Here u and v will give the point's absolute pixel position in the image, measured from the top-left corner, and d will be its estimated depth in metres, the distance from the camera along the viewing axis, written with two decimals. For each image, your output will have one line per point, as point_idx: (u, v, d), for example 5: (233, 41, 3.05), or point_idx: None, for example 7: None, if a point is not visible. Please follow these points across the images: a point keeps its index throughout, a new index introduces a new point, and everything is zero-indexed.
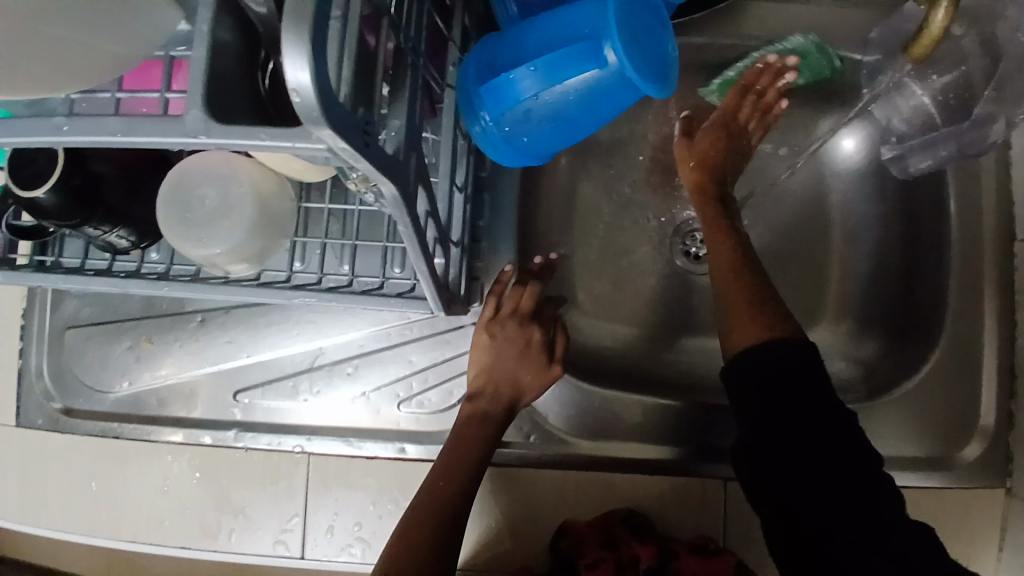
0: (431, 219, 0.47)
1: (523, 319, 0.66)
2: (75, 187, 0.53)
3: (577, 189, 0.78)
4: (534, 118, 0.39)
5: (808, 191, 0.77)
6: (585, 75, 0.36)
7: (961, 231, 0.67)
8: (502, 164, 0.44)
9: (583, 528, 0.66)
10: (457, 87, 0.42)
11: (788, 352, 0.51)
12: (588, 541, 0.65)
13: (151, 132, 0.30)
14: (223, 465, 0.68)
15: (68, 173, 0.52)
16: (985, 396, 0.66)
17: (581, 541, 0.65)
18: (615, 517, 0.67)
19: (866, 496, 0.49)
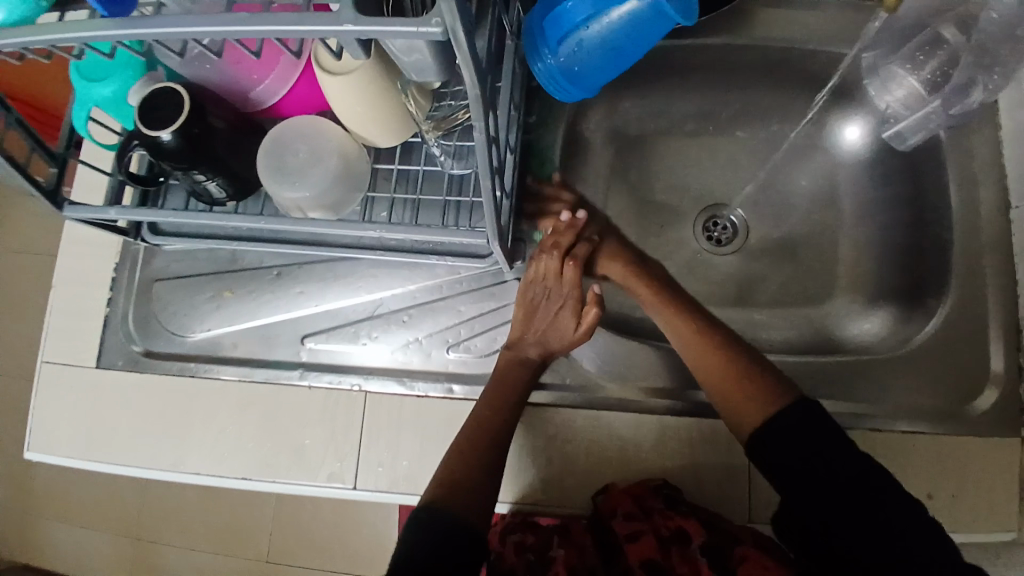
0: (495, 146, 0.56)
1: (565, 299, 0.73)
2: (193, 135, 0.63)
3: (610, 175, 0.87)
4: (586, 47, 0.49)
5: (816, 178, 0.86)
6: (627, 6, 0.46)
7: (959, 200, 0.73)
8: (562, 99, 0.55)
9: (620, 493, 0.70)
10: (526, 28, 0.52)
11: (796, 424, 0.60)
12: (625, 505, 0.70)
13: (308, 21, 0.40)
14: (285, 402, 0.74)
15: (190, 122, 0.62)
16: (993, 348, 0.70)
17: (614, 504, 0.70)
18: (652, 487, 0.70)
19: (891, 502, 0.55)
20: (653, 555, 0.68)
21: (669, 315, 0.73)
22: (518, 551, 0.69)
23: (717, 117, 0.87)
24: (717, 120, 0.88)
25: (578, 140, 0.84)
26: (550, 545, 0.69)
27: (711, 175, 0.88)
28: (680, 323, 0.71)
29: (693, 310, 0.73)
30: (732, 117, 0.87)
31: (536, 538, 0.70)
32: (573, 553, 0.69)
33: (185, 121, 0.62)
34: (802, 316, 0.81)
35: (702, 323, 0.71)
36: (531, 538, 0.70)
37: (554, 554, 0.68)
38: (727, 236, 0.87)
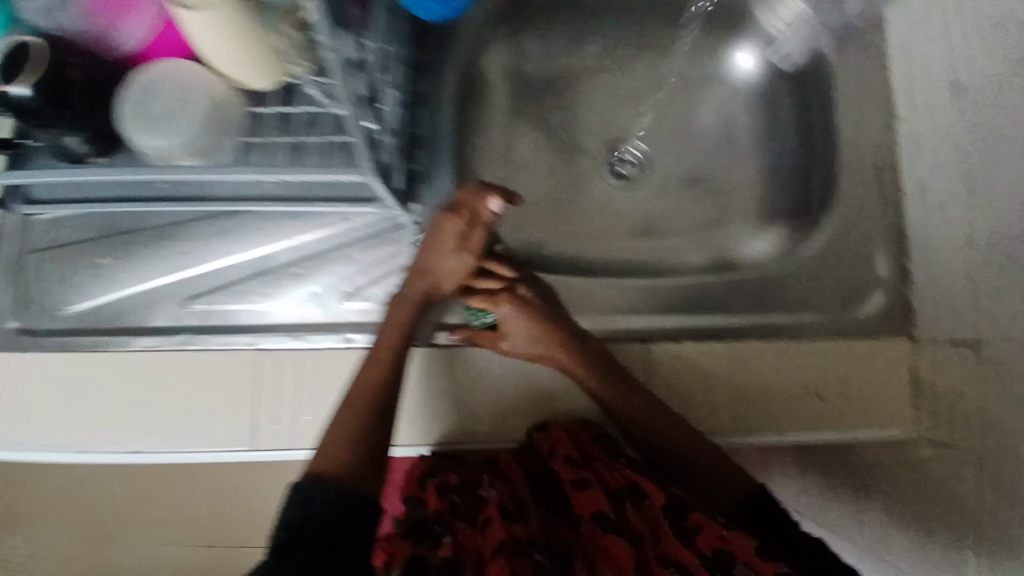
0: (357, 72, 0.52)
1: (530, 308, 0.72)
2: (46, 88, 0.58)
3: (511, 113, 0.85)
4: None
5: (715, 107, 0.86)
6: None
7: (846, 110, 0.74)
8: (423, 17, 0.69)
9: (559, 433, 0.70)
10: None
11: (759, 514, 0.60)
12: (565, 447, 0.69)
13: None
14: (175, 368, 0.70)
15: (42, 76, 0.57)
16: (879, 256, 0.72)
17: (555, 442, 0.70)
18: (588, 430, 0.72)
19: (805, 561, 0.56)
20: (603, 508, 0.64)
21: (590, 378, 0.70)
22: (439, 492, 0.66)
23: (615, 51, 0.86)
24: (615, 52, 0.87)
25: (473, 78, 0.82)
26: (477, 484, 0.67)
27: (613, 109, 0.86)
28: (606, 386, 0.69)
29: (612, 369, 0.70)
30: (630, 50, 0.86)
31: (459, 477, 0.67)
32: (505, 492, 0.66)
33: (42, 76, 0.57)
34: (705, 243, 0.82)
35: (618, 388, 0.69)
36: (453, 479, 0.67)
37: (485, 495, 0.65)
38: (631, 169, 0.86)
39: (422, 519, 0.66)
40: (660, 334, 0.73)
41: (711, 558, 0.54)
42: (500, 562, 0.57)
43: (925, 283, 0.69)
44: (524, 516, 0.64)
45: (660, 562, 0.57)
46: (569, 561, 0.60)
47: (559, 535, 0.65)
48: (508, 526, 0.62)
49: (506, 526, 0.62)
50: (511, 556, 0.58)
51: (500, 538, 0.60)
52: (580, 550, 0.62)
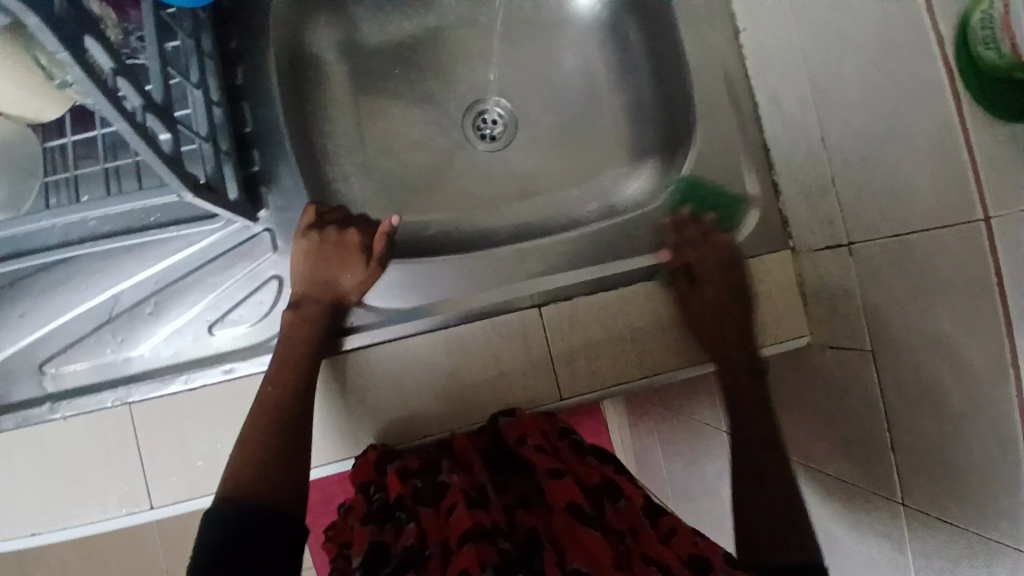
0: (127, 81, 0.47)
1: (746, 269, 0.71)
2: None
3: (359, 96, 0.80)
4: None
5: (567, 50, 0.83)
6: None
7: (690, 35, 0.73)
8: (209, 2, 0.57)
9: (526, 420, 0.66)
10: None
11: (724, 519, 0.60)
12: (534, 436, 0.65)
13: None
14: (42, 443, 0.64)
15: None
16: (748, 174, 0.72)
17: (522, 429, 0.65)
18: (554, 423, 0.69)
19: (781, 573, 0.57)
20: (577, 499, 0.60)
21: (556, 367, 0.68)
22: (400, 478, 0.63)
23: (455, 8, 0.82)
24: (452, 9, 0.82)
25: (306, 64, 0.76)
26: (438, 474, 0.64)
27: (466, 71, 0.83)
28: (566, 370, 0.68)
29: (569, 351, 0.69)
30: (468, 6, 0.82)
31: (421, 464, 0.65)
32: (466, 479, 0.63)
33: None
34: (585, 192, 0.80)
35: (585, 365, 0.68)
36: (414, 463, 0.65)
37: (444, 480, 0.63)
38: (499, 130, 0.83)
39: (386, 503, 0.64)
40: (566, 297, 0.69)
41: (689, 562, 0.54)
42: (465, 549, 0.54)
43: (793, 193, 0.70)
44: (488, 503, 0.61)
45: (638, 561, 0.55)
46: (536, 546, 0.57)
47: (521, 519, 0.61)
48: (474, 513, 0.58)
49: (471, 513, 0.58)
50: (474, 542, 0.54)
51: (467, 525, 0.56)
52: (546, 535, 0.59)
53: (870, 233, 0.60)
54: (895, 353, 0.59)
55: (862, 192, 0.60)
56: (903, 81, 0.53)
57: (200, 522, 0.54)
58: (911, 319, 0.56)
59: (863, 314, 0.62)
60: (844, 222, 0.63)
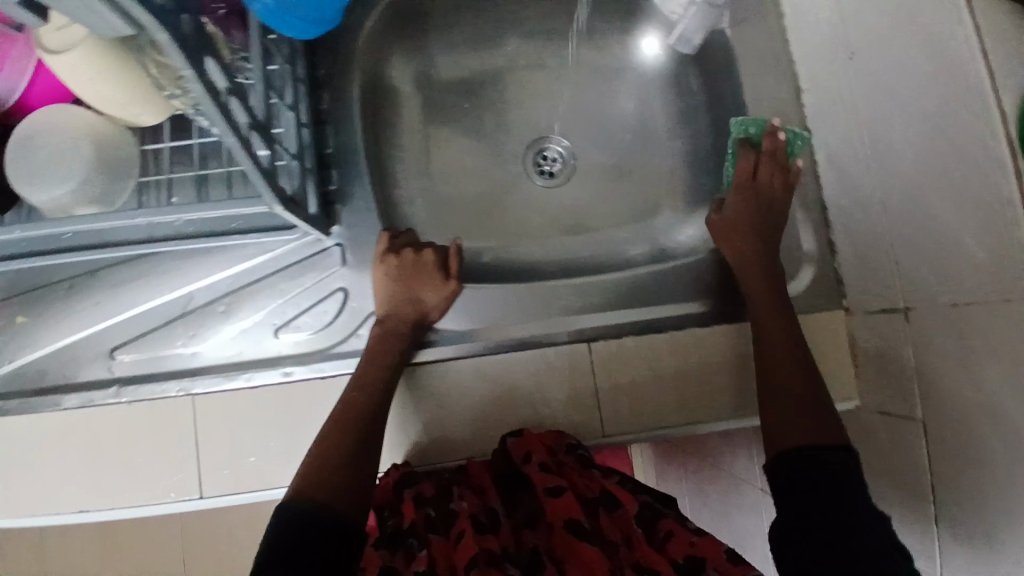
0: (237, 99, 0.51)
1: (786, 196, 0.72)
2: None
3: (429, 126, 0.84)
4: None
5: (631, 97, 0.86)
6: None
7: (754, 91, 0.75)
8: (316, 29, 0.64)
9: (535, 440, 0.66)
10: None
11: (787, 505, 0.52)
12: (540, 453, 0.66)
13: None
14: (106, 424, 0.67)
15: None
16: (803, 229, 0.73)
17: (528, 446, 0.66)
18: (563, 439, 0.68)
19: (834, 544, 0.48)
20: (575, 514, 0.63)
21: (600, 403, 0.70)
22: (412, 504, 0.64)
23: (527, 50, 0.86)
24: (524, 51, 0.86)
25: (383, 92, 0.81)
26: (449, 496, 0.65)
27: (531, 109, 0.87)
28: (610, 406, 0.70)
29: (615, 387, 0.70)
30: (540, 48, 0.86)
31: (435, 490, 0.66)
32: (475, 503, 0.65)
33: None
34: (638, 233, 0.82)
35: (627, 404, 0.70)
36: (429, 490, 0.66)
37: (455, 507, 0.64)
38: (557, 167, 0.86)
39: (398, 530, 0.64)
40: (617, 334, 0.71)
41: (685, 563, 0.58)
42: None
43: (848, 251, 0.70)
44: (497, 527, 0.63)
45: (632, 569, 0.60)
46: (539, 566, 0.60)
47: (528, 541, 0.64)
48: (481, 538, 0.60)
49: (480, 538, 0.60)
50: (483, 569, 0.57)
51: (474, 551, 0.58)
52: (549, 553, 0.62)
53: (927, 297, 0.60)
54: (946, 419, 0.58)
55: (920, 257, 0.60)
56: (968, 154, 0.53)
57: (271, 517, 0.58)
58: (965, 388, 0.55)
59: (914, 379, 0.62)
60: (901, 285, 0.63)
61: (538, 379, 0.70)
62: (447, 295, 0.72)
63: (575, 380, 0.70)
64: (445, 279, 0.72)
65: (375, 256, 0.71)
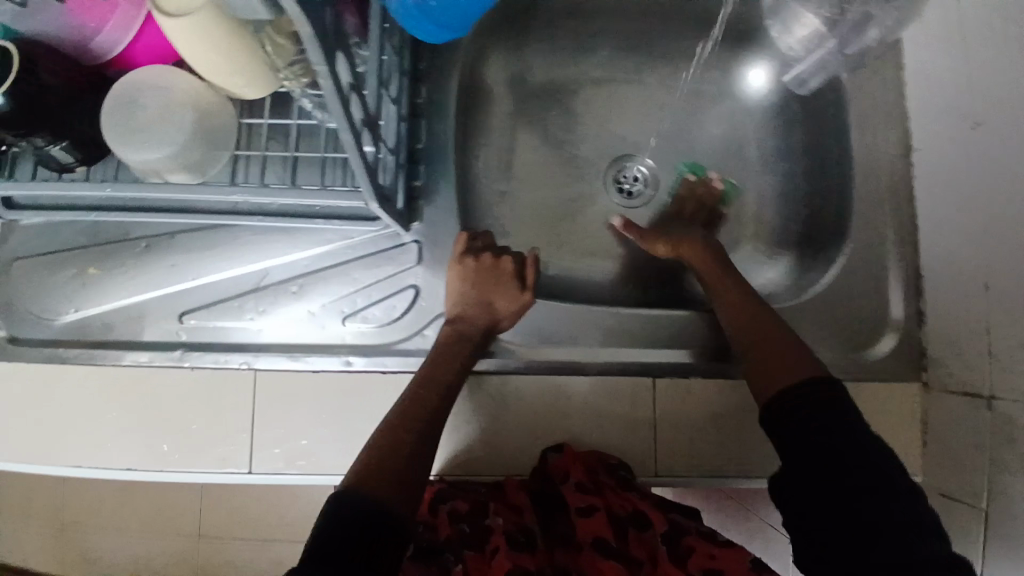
0: (356, 96, 0.50)
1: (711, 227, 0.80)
2: (26, 96, 0.55)
3: (515, 129, 0.83)
4: None
5: (725, 126, 0.83)
6: None
7: (861, 143, 0.73)
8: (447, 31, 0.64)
9: (575, 458, 0.67)
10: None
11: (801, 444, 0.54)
12: (575, 471, 0.66)
13: None
14: (166, 386, 0.68)
15: (21, 81, 0.54)
16: (893, 293, 0.71)
17: (567, 466, 0.67)
18: (605, 460, 0.67)
19: (831, 467, 0.52)
20: (604, 534, 0.64)
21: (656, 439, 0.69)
22: (449, 521, 0.65)
23: (626, 63, 0.83)
24: (623, 63, 0.83)
25: (476, 89, 0.79)
26: (484, 511, 0.65)
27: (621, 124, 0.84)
28: (666, 444, 0.69)
29: (674, 426, 0.69)
30: (640, 62, 0.83)
31: (469, 505, 0.66)
32: (511, 518, 0.65)
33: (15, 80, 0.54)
34: None
35: (684, 444, 0.68)
36: (464, 506, 0.66)
37: (491, 523, 0.64)
38: (638, 187, 0.84)
39: (434, 544, 0.65)
40: (684, 373, 0.70)
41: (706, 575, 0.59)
42: None
43: (936, 324, 0.68)
44: (533, 546, 0.63)
45: None
46: None
47: (560, 561, 0.65)
48: (514, 554, 0.60)
49: (513, 555, 0.60)
50: None
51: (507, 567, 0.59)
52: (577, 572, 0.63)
53: (1016, 393, 0.58)
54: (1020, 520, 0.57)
55: (1017, 349, 0.58)
56: None
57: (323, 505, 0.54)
58: None
59: (988, 470, 0.60)
60: (989, 374, 0.61)
61: (597, 405, 0.69)
62: (521, 306, 0.69)
63: (633, 412, 0.69)
64: (521, 290, 0.70)
65: (450, 257, 0.71)
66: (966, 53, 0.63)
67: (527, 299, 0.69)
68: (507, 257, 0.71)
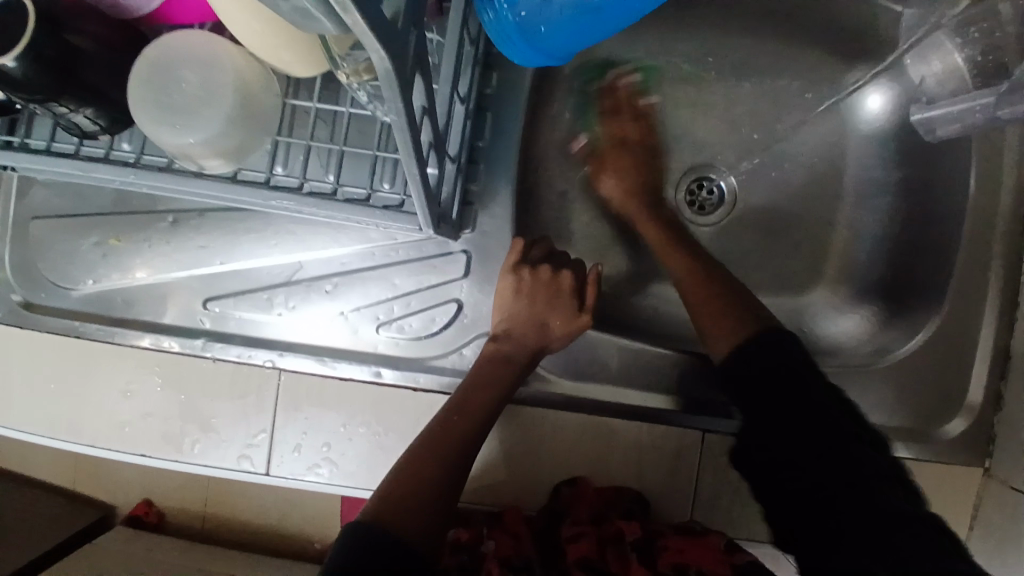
0: (427, 118, 0.43)
1: (721, 139, 0.75)
2: (49, 59, 0.47)
3: (585, 125, 0.74)
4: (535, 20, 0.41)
5: (820, 149, 0.74)
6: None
7: (978, 199, 0.64)
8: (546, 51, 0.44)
9: (590, 494, 0.63)
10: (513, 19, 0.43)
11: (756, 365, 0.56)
12: (578, 509, 0.63)
13: None
14: (189, 374, 0.64)
15: (41, 41, 0.46)
16: (974, 371, 0.64)
17: (574, 500, 0.63)
18: (625, 495, 0.64)
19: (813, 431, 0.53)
20: (589, 554, 0.60)
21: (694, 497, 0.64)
22: (450, 551, 0.62)
23: (721, 62, 0.74)
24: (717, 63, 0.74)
25: (550, 77, 0.70)
26: (481, 538, 0.62)
27: (703, 131, 0.75)
28: (704, 503, 0.64)
29: (714, 487, 0.64)
30: (736, 64, 0.74)
31: (471, 534, 0.63)
32: (507, 544, 0.61)
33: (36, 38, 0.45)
34: (778, 309, 0.73)
35: (721, 506, 0.64)
36: (465, 535, 0.63)
37: (484, 548, 0.61)
38: (710, 203, 0.75)
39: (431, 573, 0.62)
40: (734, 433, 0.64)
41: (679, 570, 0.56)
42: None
43: (1016, 413, 0.62)
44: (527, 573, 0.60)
45: None
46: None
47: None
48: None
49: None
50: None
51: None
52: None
53: None
54: None
55: None
56: None
57: (342, 527, 0.50)
58: None
59: None
60: None
61: (636, 454, 0.64)
62: (577, 329, 0.62)
63: (672, 467, 0.64)
64: (578, 311, 0.63)
65: (500, 268, 0.64)
66: None
67: (584, 321, 0.62)
68: (568, 273, 0.64)
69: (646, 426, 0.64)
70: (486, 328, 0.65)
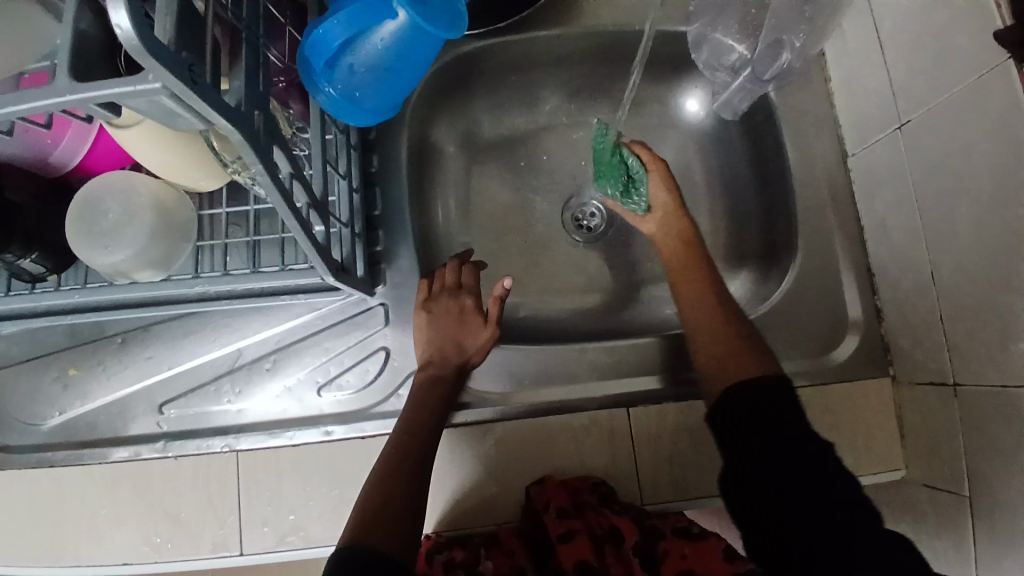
0: (299, 183, 0.54)
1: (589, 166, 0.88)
2: None
3: (470, 181, 0.86)
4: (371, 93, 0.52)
5: (671, 153, 0.87)
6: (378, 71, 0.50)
7: (800, 155, 0.76)
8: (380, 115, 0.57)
9: (557, 486, 0.66)
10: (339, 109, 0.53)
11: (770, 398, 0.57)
12: (558, 500, 0.65)
13: (29, 99, 0.38)
14: (153, 476, 0.68)
15: None
16: (849, 295, 0.73)
17: (549, 495, 0.65)
18: (588, 483, 0.67)
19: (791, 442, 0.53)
20: (587, 557, 0.62)
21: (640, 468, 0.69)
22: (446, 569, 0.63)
23: (570, 106, 0.87)
24: (567, 108, 0.87)
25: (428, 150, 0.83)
26: (478, 557, 0.64)
27: (573, 165, 0.88)
28: (651, 469, 0.69)
29: (655, 454, 0.69)
30: (583, 104, 0.87)
31: (466, 553, 0.64)
32: (504, 563, 0.64)
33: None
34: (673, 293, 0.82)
35: (665, 470, 0.69)
36: (460, 555, 0.64)
37: (482, 567, 0.63)
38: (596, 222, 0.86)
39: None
40: (654, 401, 0.70)
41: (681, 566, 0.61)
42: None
43: (894, 320, 0.70)
44: None
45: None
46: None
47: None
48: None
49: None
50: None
51: None
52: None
53: (978, 378, 0.59)
54: (994, 505, 0.58)
55: (970, 334, 0.60)
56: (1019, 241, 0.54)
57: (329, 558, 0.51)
58: (1010, 475, 0.55)
59: (964, 457, 0.61)
60: (949, 361, 0.63)
61: (576, 442, 0.69)
62: (490, 339, 0.70)
63: (613, 445, 0.69)
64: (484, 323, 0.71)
65: (414, 307, 0.72)
66: (886, 61, 0.67)
67: (493, 330, 0.70)
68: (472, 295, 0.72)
69: (579, 414, 0.70)
70: (411, 365, 0.72)
